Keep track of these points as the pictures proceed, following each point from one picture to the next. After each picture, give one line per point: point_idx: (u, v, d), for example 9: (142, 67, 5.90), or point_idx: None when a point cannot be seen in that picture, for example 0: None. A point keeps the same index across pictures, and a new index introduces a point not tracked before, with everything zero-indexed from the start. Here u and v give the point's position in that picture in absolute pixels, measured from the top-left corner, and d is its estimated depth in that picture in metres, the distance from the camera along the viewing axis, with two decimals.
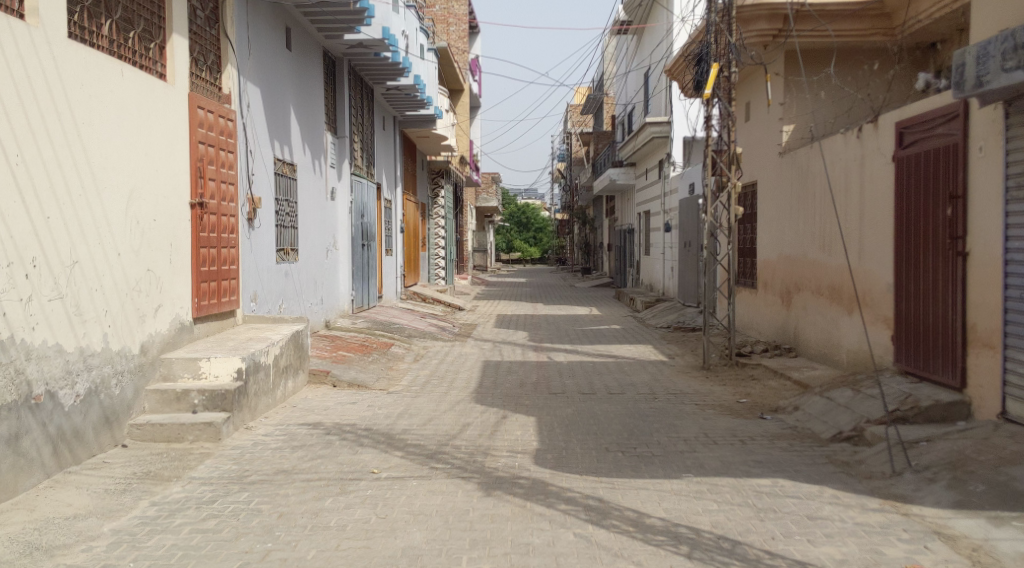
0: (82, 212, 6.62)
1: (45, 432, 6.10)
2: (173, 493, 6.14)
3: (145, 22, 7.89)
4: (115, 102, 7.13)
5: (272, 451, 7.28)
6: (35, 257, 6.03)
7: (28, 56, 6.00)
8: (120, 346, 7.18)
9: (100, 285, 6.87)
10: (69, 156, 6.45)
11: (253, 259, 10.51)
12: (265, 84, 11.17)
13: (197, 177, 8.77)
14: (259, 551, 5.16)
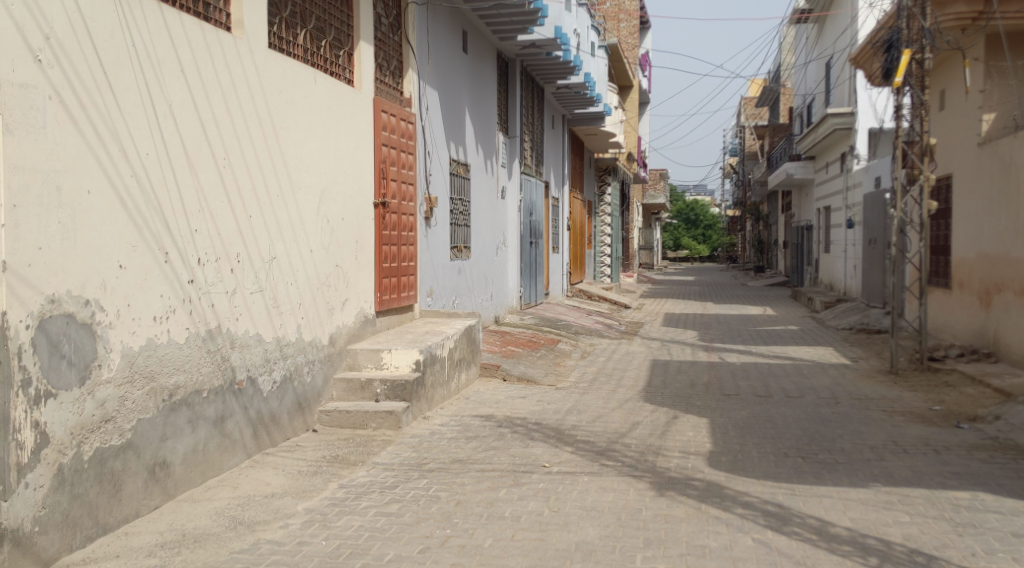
0: (279, 211, 7.02)
1: (246, 415, 6.53)
2: (359, 477, 6.43)
3: (335, 31, 8.28)
4: (307, 107, 7.53)
5: (448, 441, 7.50)
6: (239, 253, 6.44)
7: (235, 65, 6.41)
8: (312, 337, 7.59)
9: (295, 280, 7.29)
10: (268, 158, 6.86)
11: (430, 256, 10.86)
12: (443, 87, 11.51)
13: (380, 177, 9.14)
14: (439, 536, 5.33)
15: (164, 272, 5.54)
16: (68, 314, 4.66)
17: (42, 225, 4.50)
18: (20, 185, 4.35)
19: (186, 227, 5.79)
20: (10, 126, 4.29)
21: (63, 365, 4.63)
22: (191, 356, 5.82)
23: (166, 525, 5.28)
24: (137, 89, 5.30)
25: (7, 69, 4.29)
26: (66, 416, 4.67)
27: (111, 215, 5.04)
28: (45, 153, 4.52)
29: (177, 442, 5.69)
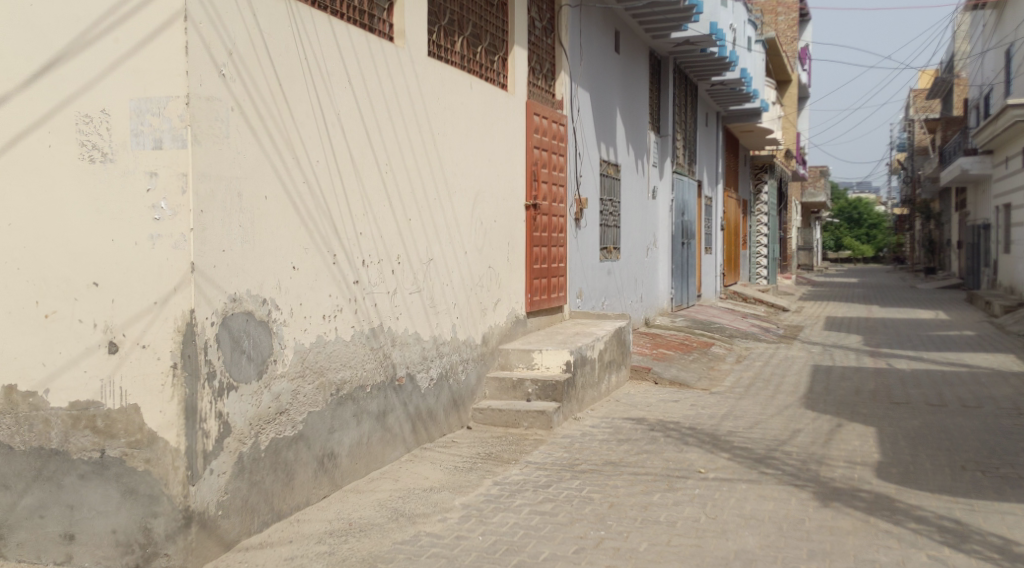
0: (436, 214, 7.21)
1: (406, 411, 6.74)
2: (513, 475, 6.52)
3: (490, 37, 8.43)
4: (464, 112, 7.70)
5: (599, 442, 7.51)
6: (399, 255, 6.64)
7: (397, 74, 6.62)
8: (466, 336, 7.75)
9: (450, 280, 7.46)
10: (426, 163, 7.04)
11: (580, 257, 10.88)
12: (595, 88, 11.52)
13: (532, 179, 9.24)
14: (593, 538, 5.34)
15: (332, 272, 5.78)
16: (247, 312, 4.93)
17: (225, 230, 4.76)
18: (206, 193, 4.62)
19: (352, 230, 6.02)
20: (197, 137, 4.55)
21: (243, 359, 4.90)
22: (356, 353, 6.05)
23: (333, 514, 5.51)
24: (308, 100, 5.55)
25: (197, 84, 4.55)
26: (246, 408, 4.94)
27: (284, 220, 5.29)
28: (227, 162, 4.79)
29: (343, 434, 5.93)
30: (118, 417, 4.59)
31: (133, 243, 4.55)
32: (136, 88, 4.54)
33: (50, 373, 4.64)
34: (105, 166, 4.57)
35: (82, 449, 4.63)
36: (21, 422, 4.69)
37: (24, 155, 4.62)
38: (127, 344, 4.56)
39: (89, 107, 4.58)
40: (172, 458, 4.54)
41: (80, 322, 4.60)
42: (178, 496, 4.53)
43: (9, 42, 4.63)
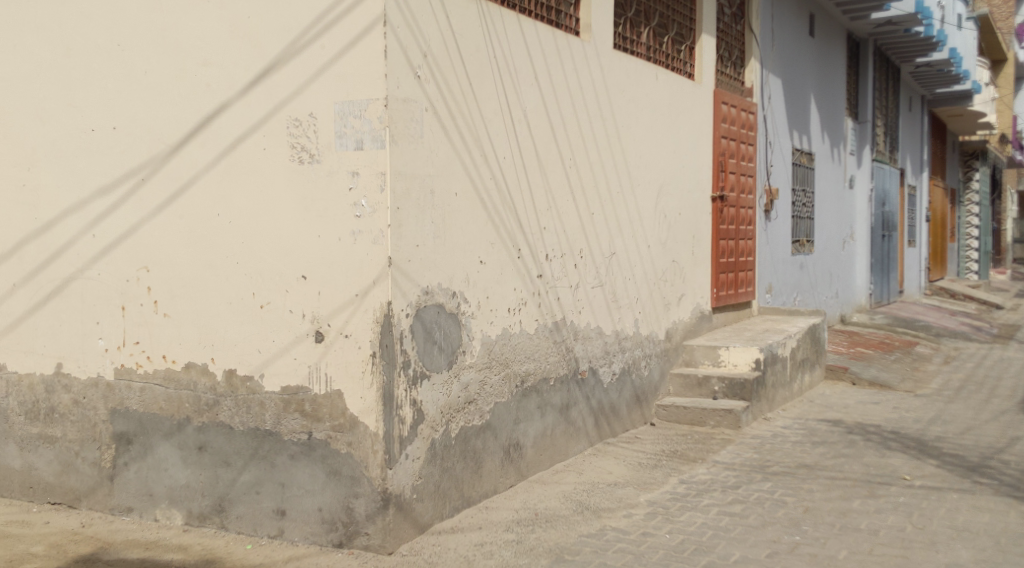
0: (619, 208, 7.20)
1: (589, 405, 6.80)
2: (700, 474, 6.43)
3: (677, 26, 8.32)
4: (649, 105, 7.65)
5: (792, 444, 7.27)
6: (582, 249, 6.68)
7: (582, 68, 6.66)
8: (649, 332, 7.70)
9: (633, 275, 7.43)
10: (610, 156, 7.05)
11: (769, 250, 10.56)
12: (786, 75, 11.13)
13: (719, 170, 9.04)
14: (788, 542, 5.19)
15: (517, 267, 5.90)
16: (439, 304, 5.12)
17: (420, 225, 4.97)
18: (402, 190, 4.83)
19: (537, 225, 6.12)
20: (395, 137, 4.77)
21: (435, 349, 5.09)
22: (540, 346, 6.15)
23: (521, 504, 5.64)
24: (496, 98, 5.68)
25: (394, 86, 4.77)
26: (437, 397, 5.13)
27: (473, 215, 5.45)
28: (421, 161, 4.99)
29: (528, 426, 6.05)
30: (324, 402, 4.88)
31: (337, 239, 4.82)
32: (340, 92, 4.79)
33: (264, 360, 4.99)
34: (312, 166, 4.85)
35: (292, 431, 4.96)
36: (239, 404, 5.05)
37: (242, 157, 4.98)
38: (332, 334, 4.84)
39: (298, 111, 4.88)
40: (372, 442, 4.78)
41: (290, 313, 4.93)
42: (377, 479, 4.77)
43: (230, 52, 4.98)
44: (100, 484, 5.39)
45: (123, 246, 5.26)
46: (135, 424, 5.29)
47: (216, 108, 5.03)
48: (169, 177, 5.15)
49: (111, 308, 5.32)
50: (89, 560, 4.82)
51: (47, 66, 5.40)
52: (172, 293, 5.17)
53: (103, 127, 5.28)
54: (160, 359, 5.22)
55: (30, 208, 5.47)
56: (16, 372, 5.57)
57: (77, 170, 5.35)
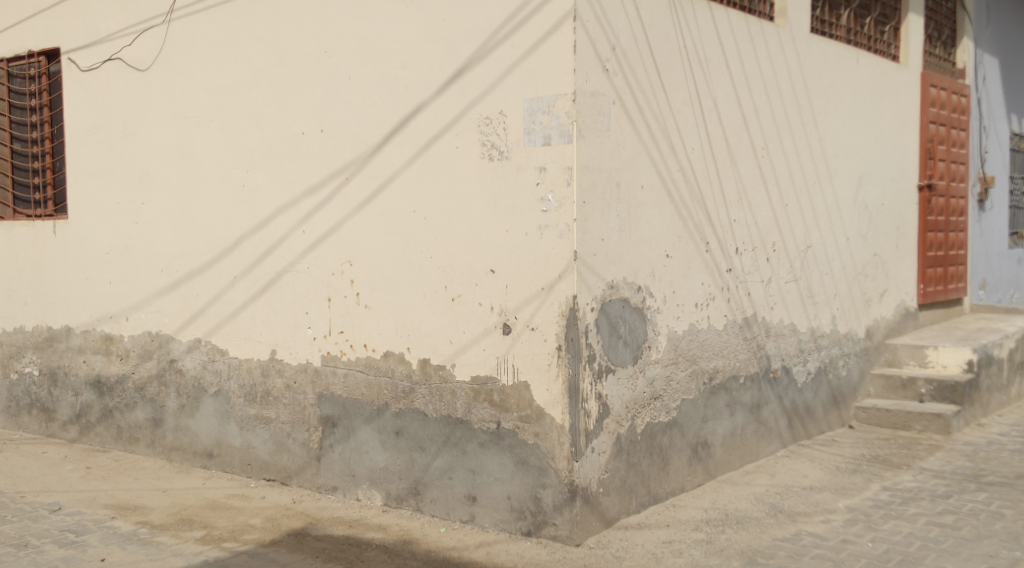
0: (816, 199, 6.93)
1: (781, 405, 6.60)
2: (905, 481, 6.09)
3: (881, 6, 7.89)
4: (849, 91, 7.31)
5: (1011, 453, 6.74)
6: (775, 242, 6.48)
7: (777, 55, 6.45)
8: (848, 329, 7.37)
9: (831, 269, 7.13)
10: (805, 145, 6.80)
11: (983, 243, 9.82)
12: (1005, 53, 10.31)
13: (927, 158, 8.49)
14: (1006, 559, 4.84)
15: (706, 261, 5.81)
16: (624, 298, 5.14)
17: (606, 219, 5.00)
18: (589, 184, 4.87)
19: (726, 218, 5.99)
20: (583, 131, 4.81)
21: (620, 343, 5.11)
22: (729, 342, 6.03)
23: (710, 503, 5.56)
24: (685, 89, 5.62)
25: (582, 80, 4.81)
26: (623, 391, 5.15)
27: (660, 209, 5.42)
28: (608, 155, 5.01)
29: (717, 424, 5.96)
30: (512, 393, 5.01)
31: (524, 233, 4.93)
32: (529, 89, 4.90)
33: (455, 350, 5.19)
34: (502, 163, 4.99)
35: (482, 420, 5.12)
36: (432, 392, 5.27)
37: (437, 156, 5.20)
38: (519, 326, 4.96)
39: (489, 109, 5.03)
40: (558, 434, 4.86)
41: (480, 306, 5.09)
42: (564, 470, 4.85)
43: (427, 54, 5.20)
44: (309, 463, 5.78)
45: (328, 241, 5.61)
46: (340, 409, 5.63)
47: (414, 108, 5.26)
48: (370, 177, 5.44)
49: (317, 299, 5.69)
50: (300, 534, 5.18)
51: (264, 75, 5.83)
52: (372, 285, 5.47)
53: (312, 131, 5.65)
54: (361, 348, 5.53)
55: (248, 207, 5.94)
56: (236, 357, 6.07)
57: (289, 171, 5.75)
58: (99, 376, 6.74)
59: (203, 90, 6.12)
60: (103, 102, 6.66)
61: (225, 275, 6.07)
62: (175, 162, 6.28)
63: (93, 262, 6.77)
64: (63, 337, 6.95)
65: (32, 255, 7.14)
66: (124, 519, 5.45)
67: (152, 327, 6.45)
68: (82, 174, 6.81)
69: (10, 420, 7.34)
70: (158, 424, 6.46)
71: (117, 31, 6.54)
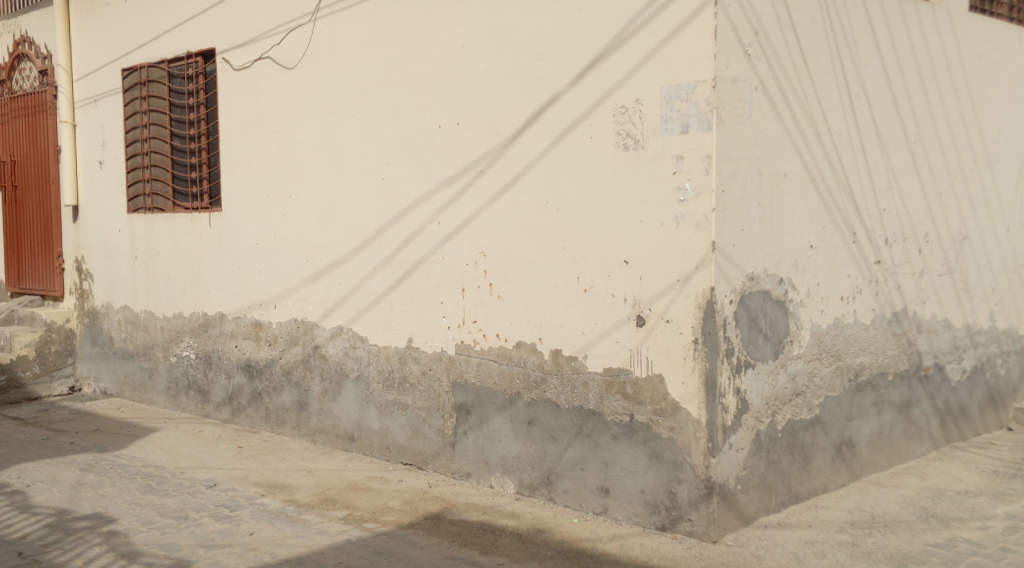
0: (974, 187, 6.53)
1: (934, 404, 6.28)
2: None
3: None
4: (1011, 72, 6.85)
5: None
6: (928, 232, 6.14)
7: (932, 35, 6.11)
8: (1008, 326, 6.91)
9: (990, 261, 6.71)
10: (963, 130, 6.41)
11: None
12: None
13: None
14: None
15: (852, 252, 5.56)
16: (764, 291, 4.99)
17: (746, 209, 4.87)
18: (728, 172, 4.75)
19: (876, 207, 5.73)
20: (722, 118, 4.70)
21: (760, 338, 4.98)
22: (877, 338, 5.76)
23: (854, 505, 5.34)
24: (832, 73, 5.39)
25: (723, 66, 4.69)
26: (763, 386, 5.01)
27: (804, 198, 5.23)
28: (749, 142, 4.87)
29: (863, 423, 5.72)
30: (646, 385, 4.95)
31: (659, 224, 4.86)
32: (667, 77, 4.82)
33: (588, 342, 5.18)
34: (637, 152, 4.94)
35: (615, 412, 5.08)
36: (565, 383, 5.28)
37: (571, 146, 5.19)
38: (653, 318, 4.90)
39: (625, 98, 4.98)
40: (694, 429, 4.78)
41: (613, 297, 5.07)
42: (700, 466, 4.76)
43: (563, 44, 5.19)
44: (444, 450, 5.90)
45: (464, 232, 5.70)
46: (473, 397, 5.71)
47: (549, 99, 5.27)
48: (505, 168, 5.49)
49: (453, 289, 5.79)
50: (436, 518, 5.30)
51: (404, 70, 5.97)
52: (505, 275, 5.52)
53: (449, 124, 5.75)
54: (495, 337, 5.60)
55: (387, 199, 6.11)
56: (376, 345, 6.26)
57: (426, 164, 5.88)
58: (250, 360, 7.10)
59: (346, 87, 6.33)
60: (254, 100, 6.98)
61: (365, 266, 6.27)
62: (320, 156, 6.53)
63: (245, 252, 7.12)
64: (217, 323, 7.36)
65: (190, 246, 7.58)
66: (273, 496, 5.73)
67: (297, 314, 6.74)
68: (235, 169, 7.17)
69: (170, 399, 7.84)
70: (303, 407, 6.75)
71: (267, 31, 6.84)
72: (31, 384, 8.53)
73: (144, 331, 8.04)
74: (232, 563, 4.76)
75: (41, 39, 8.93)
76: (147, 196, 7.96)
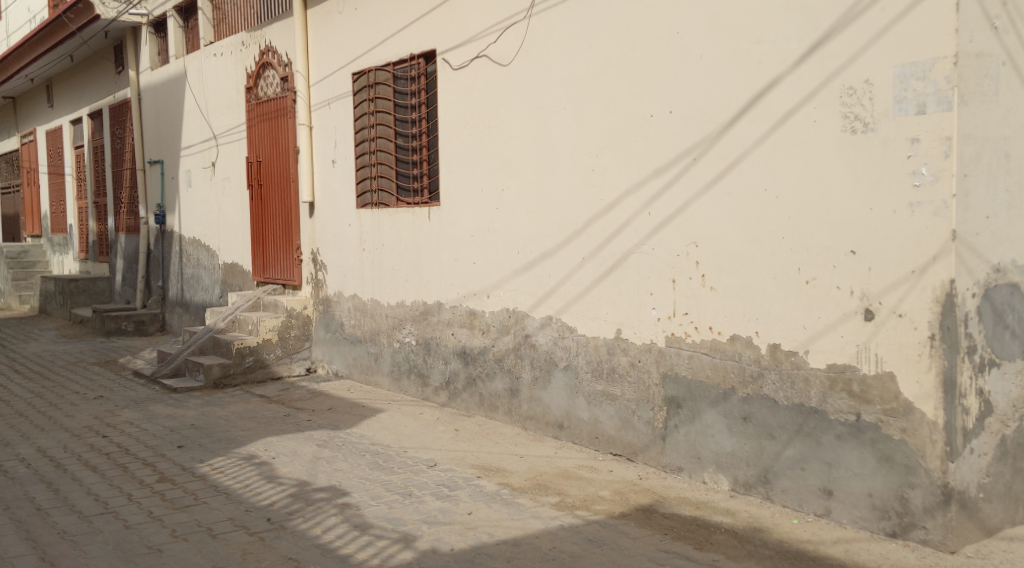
0: None
1: None
2: None
3: None
4: None
5: None
6: None
7: None
8: None
9: None
10: None
11: None
12: None
13: None
14: None
15: None
16: (1013, 284, 4.63)
17: (991, 194, 4.49)
18: (971, 155, 4.39)
19: None
20: (965, 97, 4.34)
21: (1007, 335, 4.62)
22: None
23: None
24: None
25: (966, 41, 4.33)
26: (1011, 388, 4.66)
27: None
28: (995, 122, 4.48)
29: None
30: (874, 384, 4.66)
31: (891, 212, 4.56)
32: (901, 54, 4.50)
33: (809, 336, 4.94)
34: (866, 136, 4.65)
35: (839, 410, 4.81)
36: (784, 379, 5.07)
37: (792, 132, 4.97)
38: (883, 312, 4.61)
39: (853, 78, 4.70)
40: (930, 431, 4.44)
41: (837, 289, 4.81)
42: (937, 471, 4.42)
43: (784, 26, 4.98)
44: (655, 442, 5.85)
45: (676, 223, 5.61)
46: (685, 390, 5.62)
47: (768, 83, 5.07)
48: (720, 156, 5.34)
49: (663, 280, 5.72)
50: (648, 510, 5.27)
51: (616, 60, 5.94)
52: (719, 266, 5.38)
53: (661, 113, 5.67)
54: (707, 330, 5.47)
55: (597, 191, 6.12)
56: (585, 335, 6.30)
57: (637, 154, 5.83)
58: (465, 347, 7.35)
59: (559, 80, 6.39)
60: (471, 96, 7.20)
61: (575, 257, 6.32)
62: (533, 150, 6.64)
63: (461, 244, 7.38)
64: (436, 311, 7.68)
65: (411, 238, 7.96)
66: (488, 479, 5.92)
67: (509, 304, 6.91)
68: (453, 164, 7.44)
69: (393, 381, 8.27)
70: (515, 394, 6.90)
71: (485, 29, 7.02)
72: (274, 364, 9.26)
73: (371, 318, 8.53)
74: (453, 540, 4.96)
75: (283, 48, 9.65)
76: (373, 192, 8.42)
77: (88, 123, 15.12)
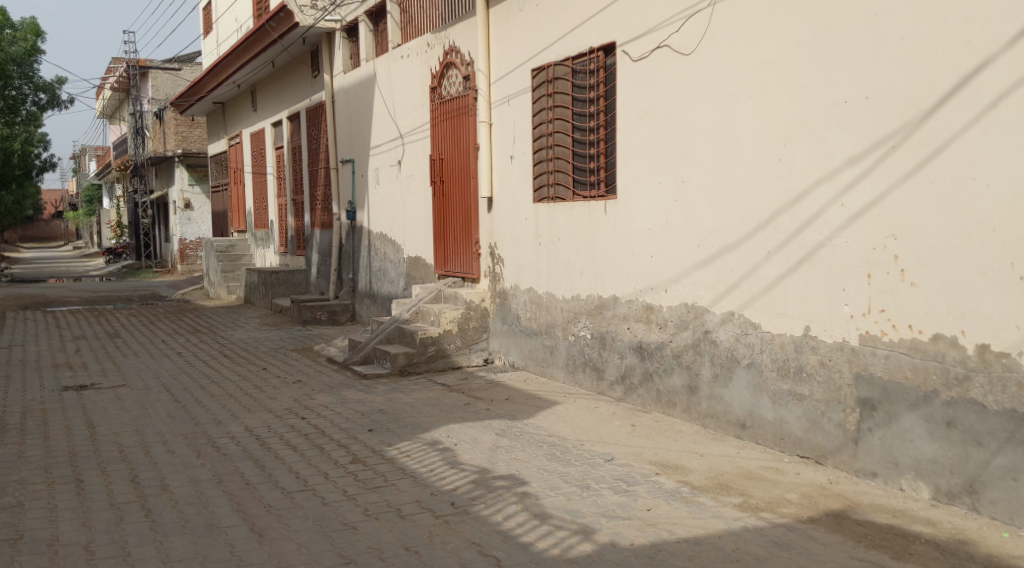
0: None
1: None
2: None
3: None
4: None
5: None
6: None
7: None
8: None
9: None
10: None
11: None
12: None
13: None
14: None
15: None
16: None
17: None
18: None
19: None
20: None
21: None
22: None
23: None
24: None
25: None
26: None
27: None
28: None
29: None
30: None
31: None
32: None
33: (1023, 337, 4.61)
34: None
35: None
36: (993, 382, 4.74)
37: (1006, 116, 4.64)
38: None
39: None
40: None
41: None
42: None
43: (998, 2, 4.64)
44: (846, 445, 5.60)
45: (871, 214, 5.36)
46: (880, 392, 5.35)
47: (979, 65, 4.75)
48: (922, 143, 5.05)
49: (857, 276, 5.47)
50: (840, 516, 5.06)
51: (807, 45, 5.73)
52: (920, 261, 5.10)
53: (856, 99, 5.42)
54: (906, 329, 5.19)
55: (785, 181, 5.92)
56: (769, 331, 6.12)
57: (829, 143, 5.60)
58: (642, 342, 7.30)
59: (744, 68, 6.22)
60: (653, 88, 7.13)
61: (759, 251, 6.15)
62: (715, 140, 6.50)
63: (638, 237, 7.33)
64: (611, 305, 7.67)
65: (588, 232, 7.97)
66: (667, 476, 5.85)
67: (689, 298, 6.80)
68: (632, 157, 7.39)
69: (569, 374, 8.31)
70: (694, 391, 6.78)
71: (667, 19, 6.92)
72: (454, 354, 9.50)
73: (547, 311, 8.61)
74: (633, 535, 4.94)
75: (466, 47, 9.88)
76: (550, 186, 8.49)
77: (287, 124, 16.03)
